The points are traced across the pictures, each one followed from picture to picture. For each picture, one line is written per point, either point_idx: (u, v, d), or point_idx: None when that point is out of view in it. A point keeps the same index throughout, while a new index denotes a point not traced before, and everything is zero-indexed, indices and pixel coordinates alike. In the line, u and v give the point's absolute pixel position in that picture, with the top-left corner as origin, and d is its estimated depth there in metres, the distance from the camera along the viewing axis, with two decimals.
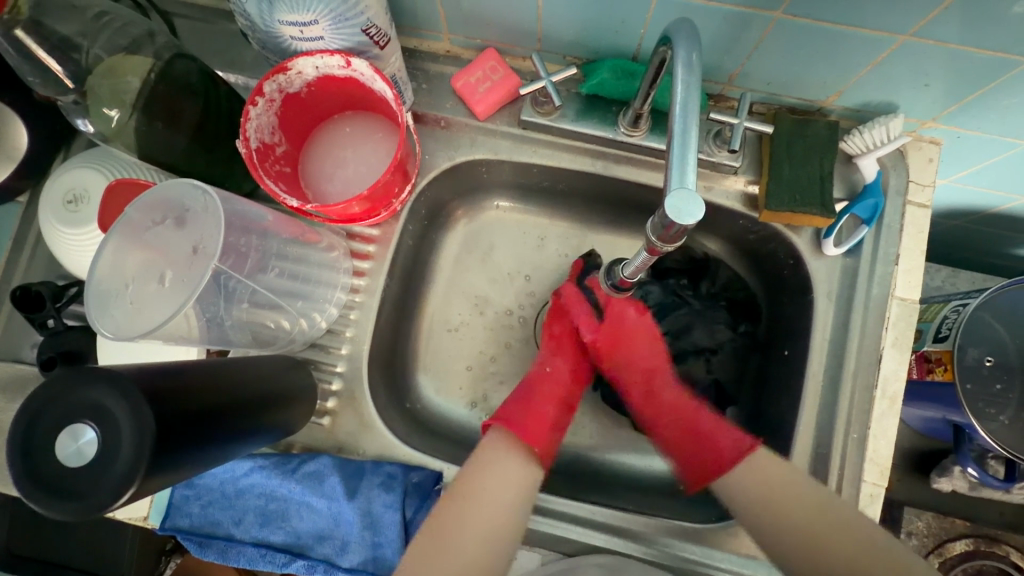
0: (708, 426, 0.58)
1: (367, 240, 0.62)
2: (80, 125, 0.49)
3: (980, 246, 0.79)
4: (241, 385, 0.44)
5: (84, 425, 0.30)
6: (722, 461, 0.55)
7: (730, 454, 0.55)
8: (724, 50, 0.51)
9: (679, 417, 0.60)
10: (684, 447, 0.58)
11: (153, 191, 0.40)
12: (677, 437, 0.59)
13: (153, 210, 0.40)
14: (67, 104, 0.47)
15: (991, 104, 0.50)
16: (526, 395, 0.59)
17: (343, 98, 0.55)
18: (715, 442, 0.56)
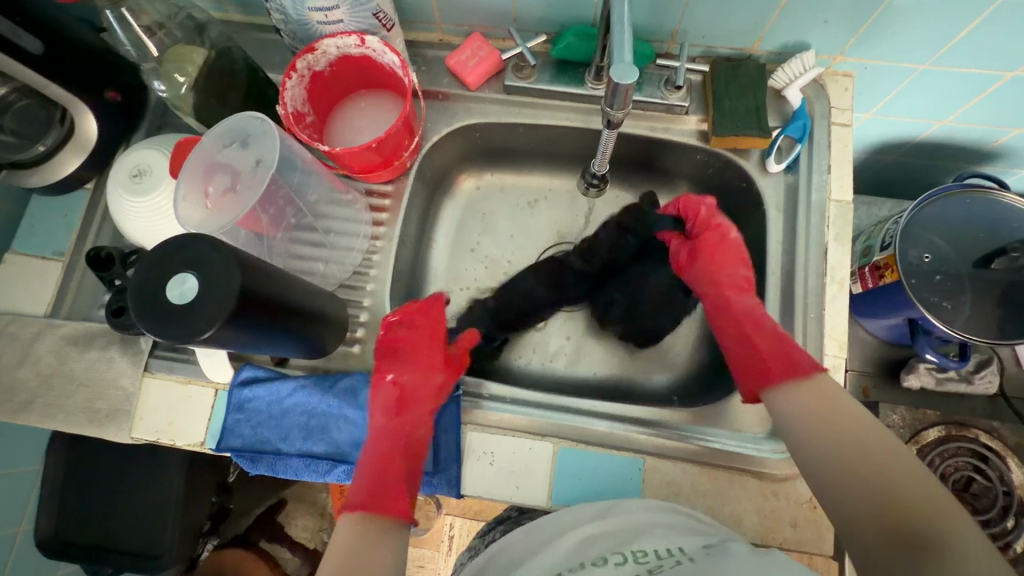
0: (770, 345, 0.61)
1: (383, 196, 0.72)
2: (155, 87, 0.60)
3: (916, 178, 0.90)
4: (294, 289, 0.53)
5: (188, 274, 0.40)
6: (795, 369, 0.58)
7: (803, 366, 0.58)
8: (663, 11, 0.64)
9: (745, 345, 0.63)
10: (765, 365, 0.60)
11: (224, 121, 0.55)
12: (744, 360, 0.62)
13: (223, 136, 0.55)
14: (147, 68, 0.58)
15: (882, 32, 0.62)
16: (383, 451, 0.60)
17: (358, 76, 0.67)
18: (787, 355, 0.59)
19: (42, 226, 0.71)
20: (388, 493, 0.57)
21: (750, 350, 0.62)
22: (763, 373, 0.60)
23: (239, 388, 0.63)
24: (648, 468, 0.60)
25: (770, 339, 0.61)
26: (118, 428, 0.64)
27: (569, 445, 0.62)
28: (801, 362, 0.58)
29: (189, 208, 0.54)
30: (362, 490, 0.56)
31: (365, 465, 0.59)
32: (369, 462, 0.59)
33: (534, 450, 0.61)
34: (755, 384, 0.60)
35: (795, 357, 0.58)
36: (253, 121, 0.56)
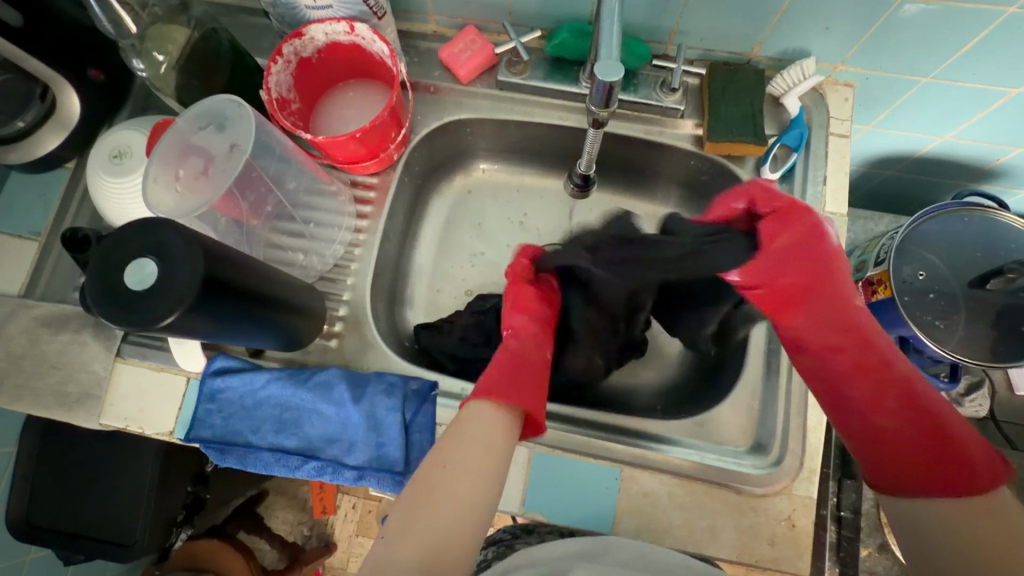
0: (942, 431, 0.47)
1: (368, 187, 0.71)
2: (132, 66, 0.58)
3: (914, 194, 0.89)
4: (269, 278, 0.52)
5: (148, 259, 0.38)
6: (963, 477, 0.44)
7: (981, 467, 0.44)
8: (661, 11, 0.62)
9: (890, 448, 0.49)
10: (915, 471, 0.47)
11: (201, 103, 0.54)
12: (880, 459, 0.50)
13: (201, 118, 0.55)
14: (124, 46, 0.56)
15: (883, 42, 0.61)
16: (511, 366, 0.59)
17: (347, 65, 0.66)
18: (963, 449, 0.46)
19: (20, 205, 0.70)
20: (516, 390, 0.56)
21: (876, 435, 0.50)
22: (931, 455, 0.46)
23: (212, 378, 0.62)
24: (625, 478, 0.59)
25: (937, 446, 0.46)
26: (87, 414, 0.62)
27: (545, 450, 0.60)
28: (974, 460, 0.45)
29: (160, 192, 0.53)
30: (491, 378, 0.57)
31: (501, 359, 0.60)
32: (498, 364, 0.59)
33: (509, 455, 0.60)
34: (884, 472, 0.49)
35: (968, 454, 0.45)
36: (230, 105, 0.55)
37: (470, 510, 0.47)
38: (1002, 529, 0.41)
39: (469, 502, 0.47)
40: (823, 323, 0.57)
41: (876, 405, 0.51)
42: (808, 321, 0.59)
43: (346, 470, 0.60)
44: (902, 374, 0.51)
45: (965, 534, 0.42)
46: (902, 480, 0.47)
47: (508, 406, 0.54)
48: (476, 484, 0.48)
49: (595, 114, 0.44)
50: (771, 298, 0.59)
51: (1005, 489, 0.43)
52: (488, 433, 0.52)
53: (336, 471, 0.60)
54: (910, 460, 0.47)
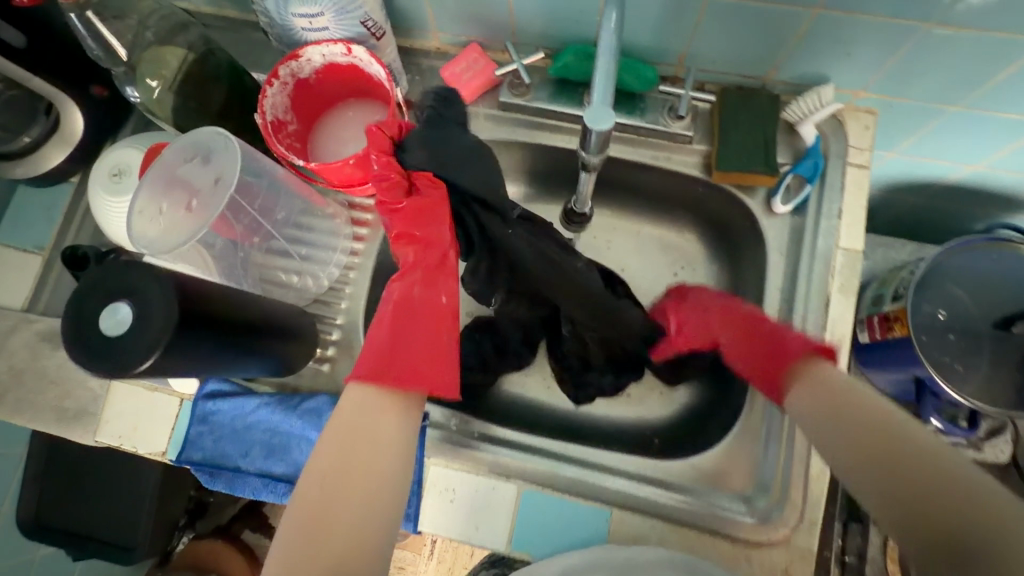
0: (770, 342, 0.57)
1: (366, 210, 0.70)
2: (127, 94, 0.58)
3: (941, 223, 0.84)
4: (258, 311, 0.51)
5: (122, 303, 0.37)
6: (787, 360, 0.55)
7: (797, 350, 0.55)
8: (670, 33, 0.59)
9: (757, 351, 0.58)
10: (763, 375, 0.57)
11: (186, 135, 0.53)
12: (757, 369, 0.58)
13: (184, 151, 0.53)
14: (119, 75, 0.56)
15: (908, 70, 0.57)
16: (397, 337, 0.52)
17: (346, 85, 0.65)
18: (782, 344, 0.56)
19: (26, 219, 0.71)
20: (410, 365, 0.51)
21: (745, 364, 0.59)
22: (773, 361, 0.56)
23: (204, 400, 0.62)
24: (614, 522, 0.57)
25: (770, 339, 0.57)
26: (84, 430, 0.63)
27: (534, 489, 0.59)
28: (790, 349, 0.55)
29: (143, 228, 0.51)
30: (370, 354, 0.52)
31: (386, 318, 0.54)
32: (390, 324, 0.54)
33: (496, 492, 0.59)
34: (771, 385, 0.56)
35: (785, 345, 0.56)
36: (215, 137, 0.54)
37: (375, 496, 0.45)
38: (890, 470, 0.41)
39: (372, 497, 0.44)
40: (721, 326, 0.63)
41: (738, 343, 0.60)
42: (696, 322, 0.65)
43: None
44: (750, 319, 0.60)
45: (881, 494, 0.41)
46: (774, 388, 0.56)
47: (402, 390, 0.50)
48: (379, 473, 0.46)
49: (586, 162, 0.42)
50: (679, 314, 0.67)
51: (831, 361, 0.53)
52: (379, 421, 0.48)
53: None
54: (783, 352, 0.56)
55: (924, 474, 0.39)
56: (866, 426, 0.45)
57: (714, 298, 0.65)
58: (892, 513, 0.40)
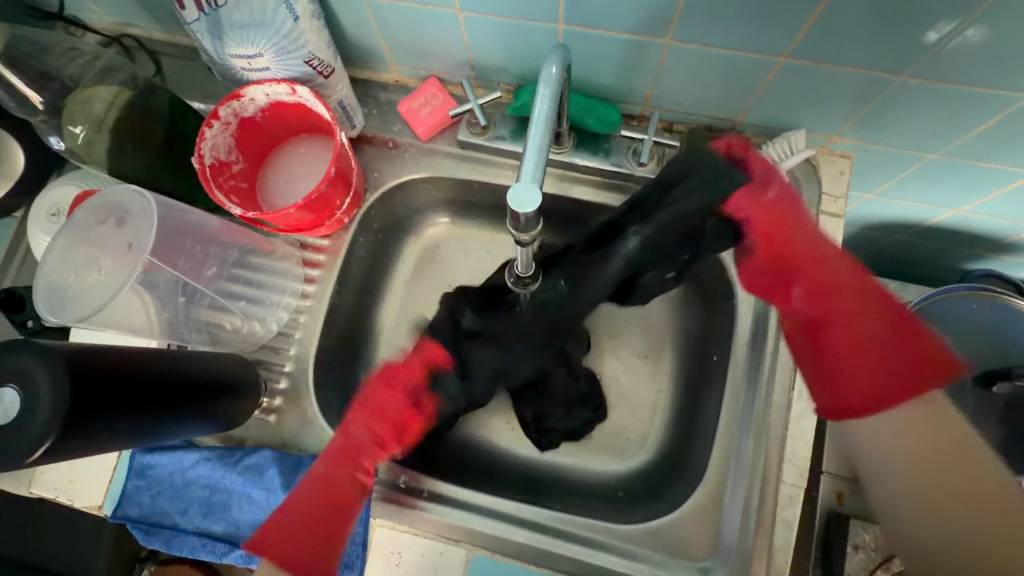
0: (890, 351, 0.49)
1: (318, 250, 0.66)
2: (52, 142, 0.55)
3: (926, 262, 0.80)
4: (192, 377, 0.49)
5: (8, 387, 0.35)
6: (932, 370, 0.48)
7: (941, 363, 0.49)
8: (633, 74, 0.56)
9: (860, 355, 0.50)
10: (878, 390, 0.49)
11: (98, 195, 0.46)
12: (869, 371, 0.49)
13: (99, 210, 0.47)
14: (39, 124, 0.53)
15: (882, 119, 0.54)
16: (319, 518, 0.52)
17: (295, 123, 0.62)
18: (930, 351, 0.49)
19: None
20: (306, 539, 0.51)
21: (825, 365, 0.51)
22: (915, 376, 0.49)
23: (141, 454, 0.59)
24: None
25: (898, 361, 0.49)
26: (17, 482, 0.60)
27: (485, 553, 0.56)
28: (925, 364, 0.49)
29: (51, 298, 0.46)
30: (278, 528, 0.52)
31: (306, 496, 0.53)
32: (316, 501, 0.53)
33: (445, 556, 0.56)
34: (856, 402, 0.50)
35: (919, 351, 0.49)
36: (132, 196, 0.46)
37: None
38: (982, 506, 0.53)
39: None
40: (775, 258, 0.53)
41: (846, 349, 0.51)
42: (804, 292, 0.52)
43: None
44: (835, 284, 0.52)
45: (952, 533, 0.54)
46: (872, 405, 0.49)
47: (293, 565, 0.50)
48: None
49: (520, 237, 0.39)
50: (757, 220, 0.52)
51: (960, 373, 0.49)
52: None
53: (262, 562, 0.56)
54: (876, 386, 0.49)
55: (988, 501, 0.53)
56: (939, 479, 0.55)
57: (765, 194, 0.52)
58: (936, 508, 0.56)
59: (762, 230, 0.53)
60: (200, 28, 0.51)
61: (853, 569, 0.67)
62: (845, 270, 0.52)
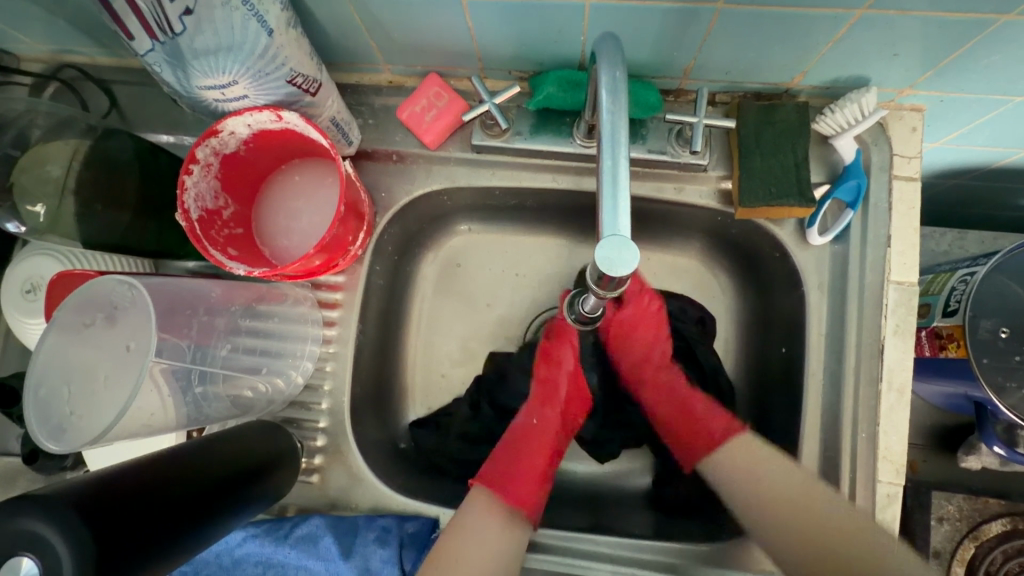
0: (699, 408, 0.60)
1: (333, 287, 0.59)
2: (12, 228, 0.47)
3: (986, 203, 0.73)
4: (228, 465, 0.44)
5: (23, 559, 0.29)
6: (713, 441, 0.58)
7: (719, 434, 0.58)
8: (673, 46, 0.48)
9: (668, 397, 0.62)
10: (683, 429, 0.60)
11: (81, 292, 0.37)
12: (666, 413, 0.62)
13: (82, 310, 0.38)
14: None
15: (971, 65, 0.46)
16: (517, 453, 0.58)
17: (284, 150, 0.53)
18: (705, 425, 0.59)
19: None
20: (517, 481, 0.56)
21: (677, 408, 0.61)
22: (687, 432, 0.60)
23: None
24: None
25: (697, 427, 0.59)
26: None
27: None
28: (714, 434, 0.58)
29: (48, 415, 0.36)
30: (495, 464, 0.56)
31: (513, 448, 0.58)
32: (512, 445, 0.58)
33: None
34: (691, 453, 0.59)
35: (708, 428, 0.58)
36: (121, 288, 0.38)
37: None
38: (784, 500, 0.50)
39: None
40: (637, 345, 0.64)
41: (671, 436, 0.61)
42: (627, 355, 0.65)
43: None
44: (688, 401, 0.61)
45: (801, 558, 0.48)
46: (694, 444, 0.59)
47: (508, 503, 0.54)
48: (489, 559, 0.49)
49: (600, 294, 0.33)
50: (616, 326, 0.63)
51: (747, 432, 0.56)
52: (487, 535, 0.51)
53: None
54: (707, 434, 0.58)
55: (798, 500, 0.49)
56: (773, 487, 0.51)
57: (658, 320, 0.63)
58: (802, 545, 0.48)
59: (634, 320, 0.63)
60: (156, 59, 0.42)
61: (939, 542, 0.65)
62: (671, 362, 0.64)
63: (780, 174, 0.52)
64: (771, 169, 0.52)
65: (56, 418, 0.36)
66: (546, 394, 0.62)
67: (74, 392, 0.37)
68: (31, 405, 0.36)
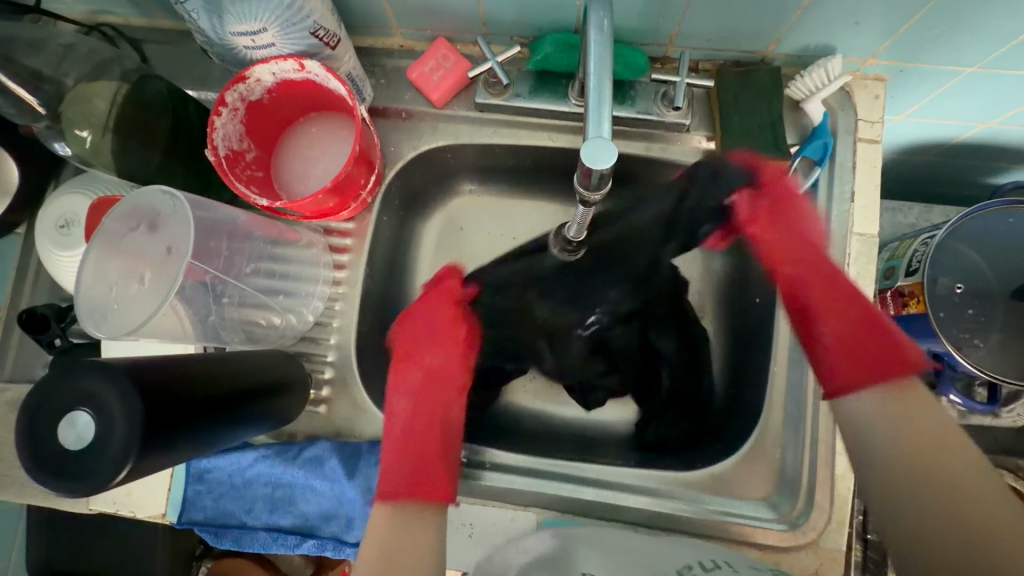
0: (880, 334, 0.52)
1: (344, 234, 0.64)
2: (58, 150, 0.52)
3: (952, 179, 0.79)
4: (254, 374, 0.50)
5: (79, 412, 0.34)
6: (904, 363, 0.50)
7: (902, 367, 0.50)
8: (660, 12, 0.53)
9: (856, 332, 0.53)
10: (857, 357, 0.52)
11: (126, 202, 0.45)
12: (838, 343, 0.53)
13: (128, 219, 0.46)
14: (42, 130, 0.51)
15: (924, 34, 0.51)
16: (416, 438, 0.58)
17: (304, 101, 0.58)
18: (892, 352, 0.51)
19: None
20: (430, 475, 0.55)
21: (826, 335, 0.54)
22: (860, 364, 0.52)
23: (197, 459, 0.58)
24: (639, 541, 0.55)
25: (877, 344, 0.52)
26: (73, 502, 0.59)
27: (554, 515, 0.57)
28: (907, 355, 0.50)
29: (94, 308, 0.45)
30: (389, 474, 0.54)
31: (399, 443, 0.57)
32: (404, 438, 0.58)
33: (516, 522, 0.57)
34: (840, 379, 0.52)
35: (902, 348, 0.51)
36: (160, 198, 0.47)
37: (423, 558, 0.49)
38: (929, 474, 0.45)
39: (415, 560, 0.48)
40: (792, 247, 0.59)
41: (835, 343, 0.54)
42: (782, 240, 0.60)
43: (347, 548, 0.58)
44: (870, 318, 0.53)
45: (944, 548, 0.43)
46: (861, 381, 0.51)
47: (428, 493, 0.53)
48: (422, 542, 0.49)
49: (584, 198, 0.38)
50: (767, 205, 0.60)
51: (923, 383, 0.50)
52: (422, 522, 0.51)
53: (337, 548, 0.58)
54: (863, 368, 0.51)
55: (936, 464, 0.46)
56: (926, 431, 0.47)
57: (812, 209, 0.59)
58: (932, 525, 0.44)
59: (776, 217, 0.60)
60: (196, 6, 0.47)
61: None
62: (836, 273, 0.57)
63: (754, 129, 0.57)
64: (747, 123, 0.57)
65: (100, 309, 0.45)
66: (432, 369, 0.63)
67: (116, 289, 0.46)
68: (86, 295, 0.45)
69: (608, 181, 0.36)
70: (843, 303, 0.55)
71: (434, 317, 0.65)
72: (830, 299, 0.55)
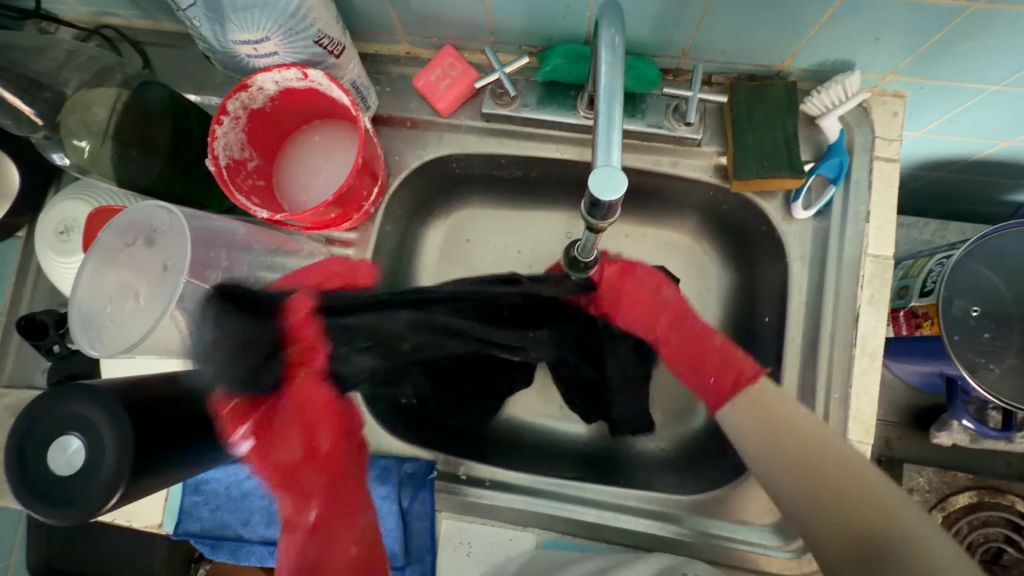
0: (717, 356, 0.58)
1: (346, 244, 0.62)
2: (57, 159, 0.51)
3: (968, 196, 0.77)
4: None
5: (70, 436, 0.33)
6: (725, 390, 0.56)
7: (732, 383, 0.56)
8: (672, 25, 0.51)
9: (690, 357, 0.61)
10: (705, 380, 0.59)
11: (127, 216, 0.46)
12: (686, 369, 0.62)
13: (127, 233, 0.46)
14: (41, 140, 0.50)
15: (947, 51, 0.50)
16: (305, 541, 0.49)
17: (307, 110, 0.57)
18: (719, 374, 0.57)
19: None
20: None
21: (687, 370, 0.61)
22: (709, 389, 0.58)
23: None
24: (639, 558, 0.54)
25: (711, 360, 0.59)
26: None
27: (554, 536, 0.57)
28: (727, 381, 0.56)
29: (88, 324, 0.45)
30: None
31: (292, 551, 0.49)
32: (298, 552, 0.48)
33: (515, 542, 0.57)
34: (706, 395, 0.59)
35: (725, 373, 0.57)
36: (161, 213, 0.47)
37: None
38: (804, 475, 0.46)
39: None
40: (647, 309, 0.64)
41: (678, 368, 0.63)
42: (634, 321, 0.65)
43: None
44: (702, 356, 0.60)
45: (832, 533, 0.44)
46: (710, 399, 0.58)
47: None
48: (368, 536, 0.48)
49: (593, 224, 0.37)
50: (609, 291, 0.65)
51: (763, 380, 0.54)
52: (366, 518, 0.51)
53: None
54: (714, 386, 0.57)
55: (813, 458, 0.47)
56: (787, 429, 0.49)
57: (648, 289, 0.65)
58: (813, 510, 0.45)
59: (635, 293, 0.65)
60: (197, 14, 0.46)
61: None
62: (691, 318, 0.63)
63: (769, 145, 0.56)
64: (762, 141, 0.56)
65: (94, 325, 0.45)
66: (315, 452, 0.50)
67: (113, 304, 0.46)
68: (78, 304, 0.45)
69: (618, 209, 0.35)
70: (693, 347, 0.61)
71: (304, 402, 0.50)
72: (681, 342, 0.62)
